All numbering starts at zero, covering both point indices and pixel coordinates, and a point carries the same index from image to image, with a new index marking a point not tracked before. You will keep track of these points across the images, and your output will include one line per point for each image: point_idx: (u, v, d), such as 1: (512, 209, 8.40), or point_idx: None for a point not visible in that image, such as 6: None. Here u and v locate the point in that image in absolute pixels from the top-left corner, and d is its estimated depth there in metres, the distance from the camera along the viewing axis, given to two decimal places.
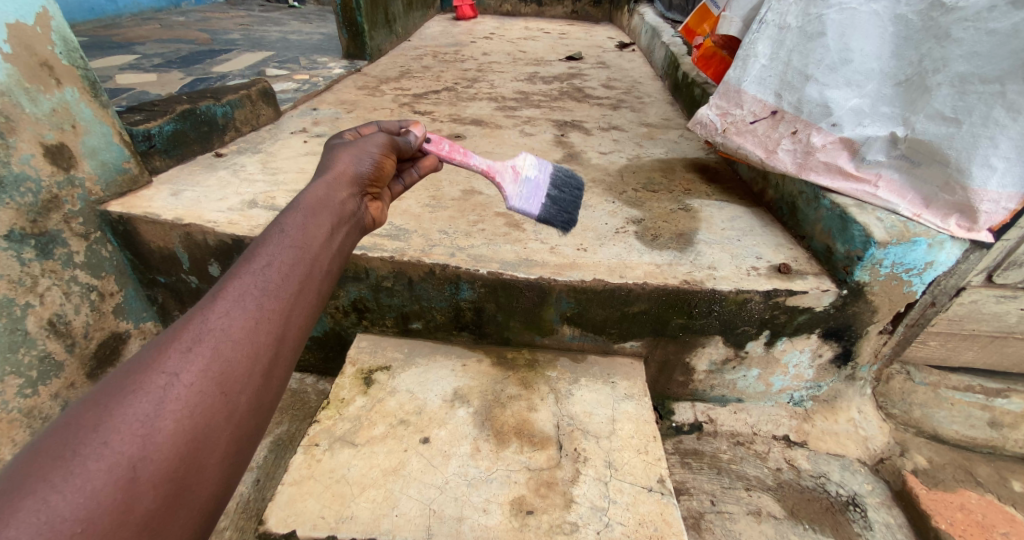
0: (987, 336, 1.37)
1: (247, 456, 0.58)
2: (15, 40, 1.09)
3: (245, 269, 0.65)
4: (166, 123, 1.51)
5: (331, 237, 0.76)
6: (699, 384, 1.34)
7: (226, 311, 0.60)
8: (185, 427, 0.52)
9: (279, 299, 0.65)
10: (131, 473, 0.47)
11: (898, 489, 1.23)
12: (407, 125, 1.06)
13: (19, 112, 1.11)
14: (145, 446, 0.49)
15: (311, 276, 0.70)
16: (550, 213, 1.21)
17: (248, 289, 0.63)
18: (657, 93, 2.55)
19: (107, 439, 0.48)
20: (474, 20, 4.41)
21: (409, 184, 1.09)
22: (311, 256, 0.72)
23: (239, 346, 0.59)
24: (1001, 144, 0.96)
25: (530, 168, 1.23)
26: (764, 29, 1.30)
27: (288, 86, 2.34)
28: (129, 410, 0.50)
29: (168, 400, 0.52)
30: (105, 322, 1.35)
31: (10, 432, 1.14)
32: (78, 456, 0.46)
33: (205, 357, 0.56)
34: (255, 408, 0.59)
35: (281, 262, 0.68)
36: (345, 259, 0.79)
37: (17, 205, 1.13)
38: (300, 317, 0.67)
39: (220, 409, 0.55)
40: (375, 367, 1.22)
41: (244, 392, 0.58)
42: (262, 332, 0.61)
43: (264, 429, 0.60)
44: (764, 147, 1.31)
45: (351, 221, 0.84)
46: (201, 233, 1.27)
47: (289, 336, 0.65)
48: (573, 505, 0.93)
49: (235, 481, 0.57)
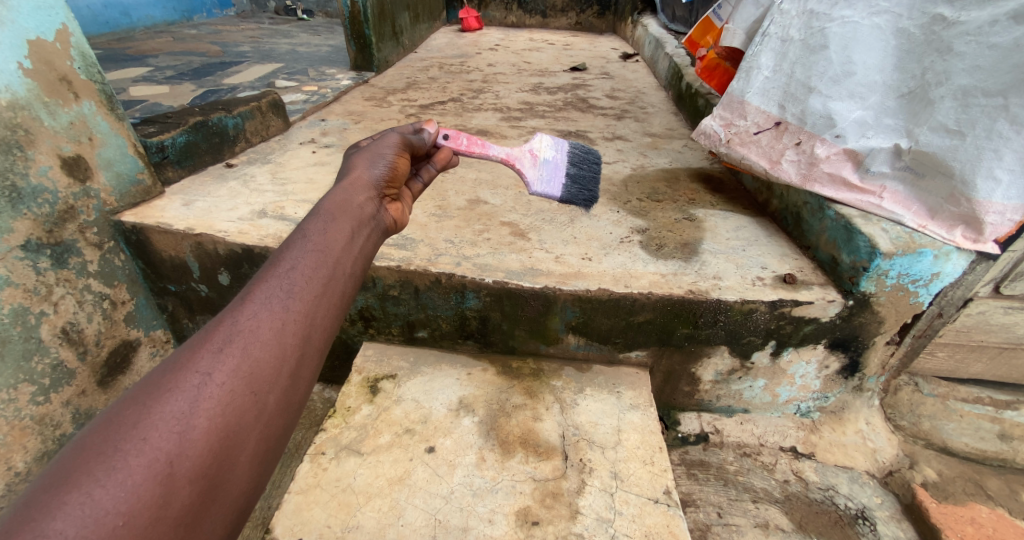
0: (996, 347, 1.37)
1: (273, 455, 0.60)
2: (35, 56, 1.12)
3: (271, 273, 0.67)
4: (178, 135, 1.54)
5: (353, 240, 0.77)
6: (705, 395, 1.34)
7: (254, 313, 0.61)
8: (218, 424, 0.53)
9: (305, 301, 0.66)
10: (168, 469, 0.49)
11: (907, 503, 1.22)
12: (421, 123, 1.07)
13: (37, 126, 1.14)
14: (181, 443, 0.50)
15: (335, 278, 0.71)
16: (572, 193, 1.27)
17: (274, 291, 0.64)
18: (661, 104, 2.58)
19: (146, 435, 0.49)
20: (479, 32, 4.47)
21: (427, 182, 1.09)
22: (334, 259, 0.73)
23: (267, 347, 0.60)
24: (1005, 157, 0.96)
25: (548, 149, 1.28)
26: (767, 41, 1.33)
27: (297, 98, 2.38)
28: (166, 407, 0.51)
29: (202, 399, 0.53)
30: (116, 330, 1.37)
31: (22, 439, 1.16)
32: (120, 452, 0.48)
33: (235, 358, 0.57)
34: (283, 408, 0.60)
35: (304, 265, 0.69)
36: (367, 261, 0.80)
37: (34, 216, 1.15)
38: (325, 319, 0.68)
39: (249, 409, 0.56)
40: (381, 375, 1.23)
41: (273, 392, 0.59)
42: (289, 334, 0.62)
43: (291, 429, 0.62)
44: (767, 158, 1.32)
45: (372, 223, 0.85)
46: (212, 243, 1.29)
47: (315, 338, 0.66)
48: (579, 516, 0.93)
49: (263, 480, 0.59)
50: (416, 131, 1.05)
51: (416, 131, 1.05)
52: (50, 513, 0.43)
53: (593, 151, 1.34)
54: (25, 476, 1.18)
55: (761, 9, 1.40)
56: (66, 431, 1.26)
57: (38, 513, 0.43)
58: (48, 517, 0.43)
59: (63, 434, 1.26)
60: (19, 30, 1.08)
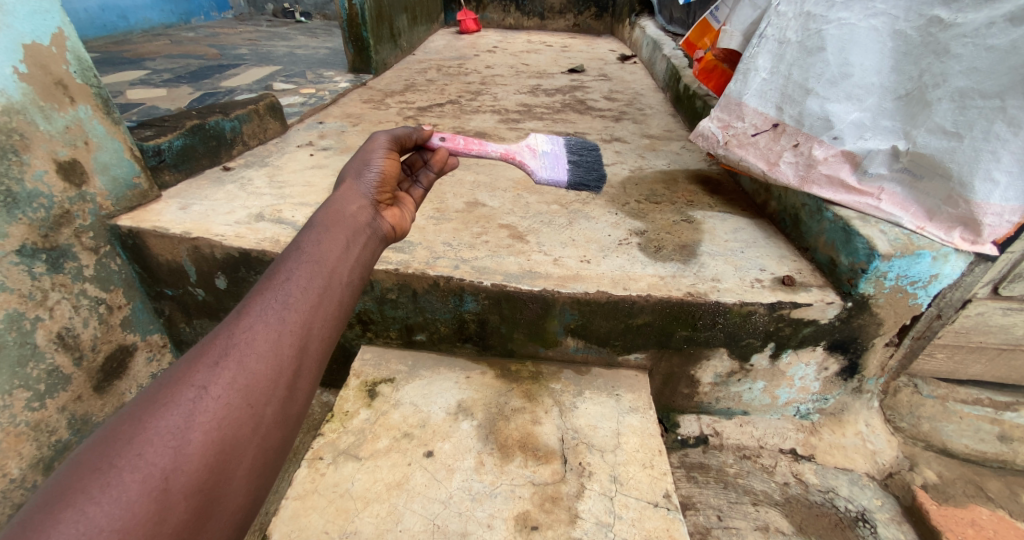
0: (995, 348, 1.37)
1: (272, 468, 0.59)
2: (31, 60, 1.12)
3: (266, 285, 0.66)
4: (176, 139, 1.53)
5: (348, 249, 0.77)
6: (704, 397, 1.33)
7: (250, 325, 0.61)
8: (214, 438, 0.53)
9: (301, 311, 0.65)
10: (164, 484, 0.48)
11: (908, 505, 1.22)
12: (416, 127, 1.07)
13: (33, 130, 1.14)
14: (177, 458, 0.50)
15: (331, 287, 0.71)
16: (579, 176, 1.27)
17: (270, 303, 0.64)
18: (658, 105, 2.58)
19: (141, 451, 0.49)
20: (477, 34, 4.47)
21: (427, 186, 1.09)
22: (329, 269, 0.72)
23: (263, 359, 0.60)
24: (1004, 158, 0.96)
25: (544, 144, 1.31)
26: (764, 43, 1.32)
27: (295, 100, 2.37)
28: (162, 423, 0.51)
29: (197, 412, 0.53)
30: (113, 335, 1.36)
31: (17, 446, 1.16)
32: (115, 468, 0.47)
33: (231, 371, 0.57)
34: (281, 420, 0.60)
35: (300, 276, 0.68)
36: (365, 270, 0.79)
37: (29, 221, 1.15)
38: (322, 330, 0.67)
39: (247, 422, 0.56)
40: (379, 379, 1.23)
41: (270, 404, 0.59)
42: (285, 345, 0.62)
43: (289, 442, 0.61)
44: (765, 159, 1.32)
45: (368, 231, 0.84)
46: (208, 247, 1.28)
47: (312, 348, 0.65)
48: (578, 521, 0.93)
49: (262, 494, 0.58)
50: (410, 134, 1.05)
51: (410, 131, 1.05)
52: (44, 531, 0.42)
53: (587, 142, 1.38)
54: (20, 483, 1.17)
55: (759, 11, 1.40)
56: (62, 438, 1.26)
57: (33, 531, 0.42)
58: (42, 535, 0.42)
59: (60, 440, 1.25)
60: (15, 34, 1.08)
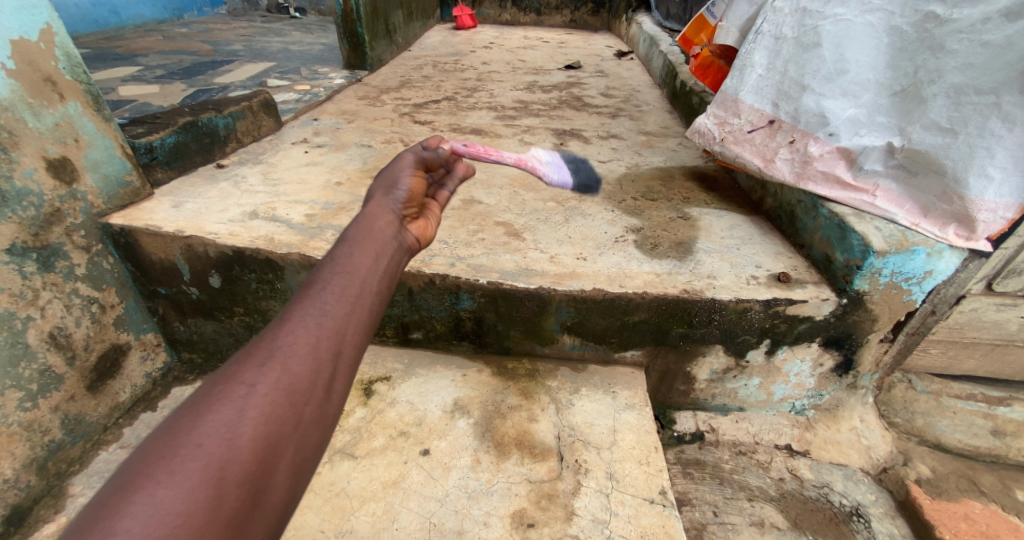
0: (989, 343, 1.38)
1: (312, 466, 0.58)
2: (18, 56, 1.10)
3: (306, 292, 0.66)
4: (167, 136, 1.52)
5: (379, 259, 0.76)
6: (700, 394, 1.33)
7: (292, 329, 0.61)
8: (262, 433, 0.53)
9: (337, 316, 0.65)
10: (219, 473, 0.48)
11: (901, 500, 1.23)
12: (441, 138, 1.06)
13: (22, 127, 1.12)
14: (230, 449, 0.50)
15: (366, 294, 0.70)
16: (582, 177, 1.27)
17: (309, 308, 0.64)
18: (655, 102, 2.57)
19: (200, 441, 0.49)
20: (472, 30, 4.46)
21: (454, 190, 1.06)
22: (362, 277, 0.71)
23: (305, 361, 0.59)
24: (998, 154, 0.97)
25: (544, 155, 1.33)
26: (761, 39, 1.32)
27: (289, 97, 2.36)
28: (215, 416, 0.51)
29: (248, 408, 0.53)
30: (106, 334, 1.35)
31: (9, 445, 1.14)
32: (178, 456, 0.48)
33: (277, 371, 0.57)
34: (319, 419, 0.59)
35: (336, 282, 0.68)
36: (397, 278, 0.78)
37: (19, 219, 1.13)
38: (358, 335, 0.66)
39: (290, 419, 0.55)
40: (375, 378, 1.22)
41: (311, 403, 0.58)
42: (324, 348, 0.62)
43: (327, 442, 0.60)
44: (761, 156, 1.31)
45: (395, 245, 0.82)
46: (202, 246, 1.27)
47: (347, 352, 0.64)
48: (574, 517, 0.93)
49: (302, 491, 0.57)
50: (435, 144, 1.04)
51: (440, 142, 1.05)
52: (117, 511, 0.43)
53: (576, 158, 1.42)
54: (12, 483, 1.14)
55: (755, 7, 1.39)
56: (56, 438, 1.23)
57: (107, 511, 0.43)
58: (115, 515, 0.43)
59: (52, 440, 1.23)
60: (3, 30, 1.06)
